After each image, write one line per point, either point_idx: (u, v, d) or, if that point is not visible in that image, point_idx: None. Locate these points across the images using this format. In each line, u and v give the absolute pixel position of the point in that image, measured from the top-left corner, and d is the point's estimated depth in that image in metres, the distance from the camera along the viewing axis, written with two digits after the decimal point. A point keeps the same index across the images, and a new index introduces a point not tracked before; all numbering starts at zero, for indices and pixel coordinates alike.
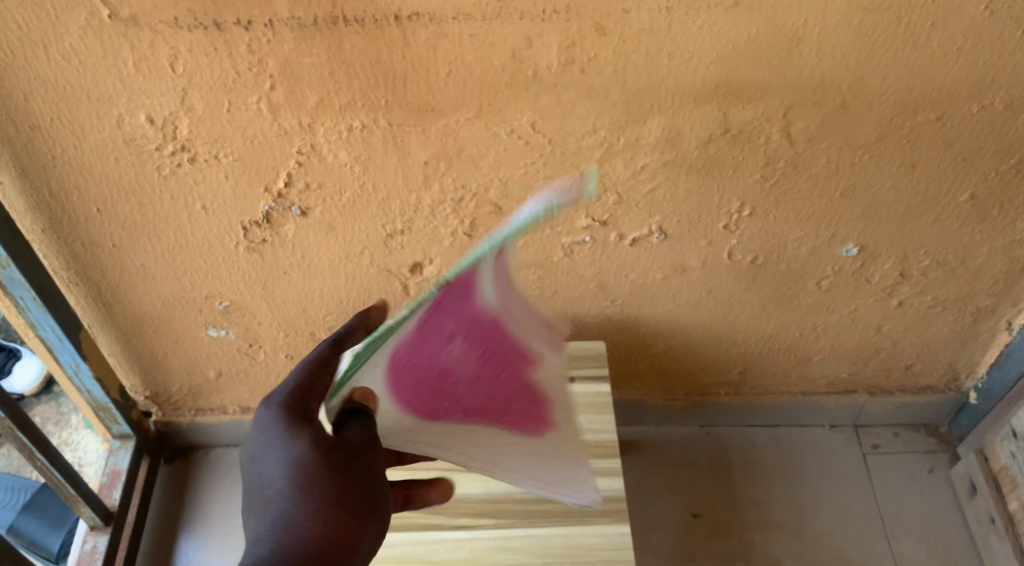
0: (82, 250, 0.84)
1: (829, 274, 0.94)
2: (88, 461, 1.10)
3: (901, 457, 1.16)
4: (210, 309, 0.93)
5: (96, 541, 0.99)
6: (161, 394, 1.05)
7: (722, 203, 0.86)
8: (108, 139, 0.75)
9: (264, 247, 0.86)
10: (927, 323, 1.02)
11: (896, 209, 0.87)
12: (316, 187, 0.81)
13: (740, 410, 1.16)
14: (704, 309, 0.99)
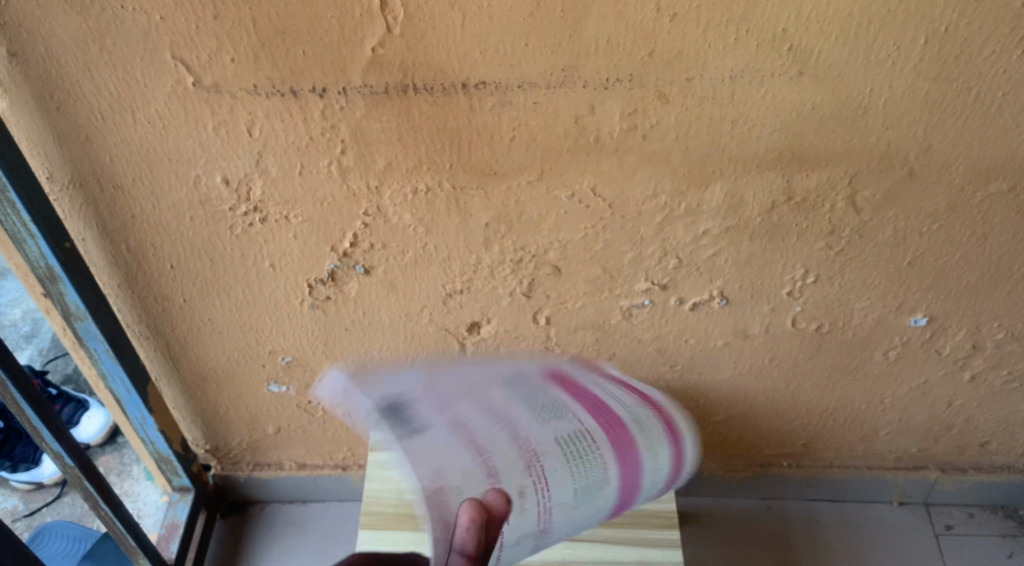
0: (154, 305, 0.87)
1: (897, 344, 0.91)
2: (147, 512, 1.11)
3: (977, 539, 1.10)
4: (272, 365, 0.94)
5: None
6: (221, 449, 1.06)
7: (785, 270, 0.84)
8: (186, 199, 0.78)
9: (328, 305, 0.88)
10: (1003, 399, 0.97)
11: (968, 280, 0.84)
12: (380, 247, 0.83)
13: (803, 483, 1.11)
14: (766, 378, 0.97)
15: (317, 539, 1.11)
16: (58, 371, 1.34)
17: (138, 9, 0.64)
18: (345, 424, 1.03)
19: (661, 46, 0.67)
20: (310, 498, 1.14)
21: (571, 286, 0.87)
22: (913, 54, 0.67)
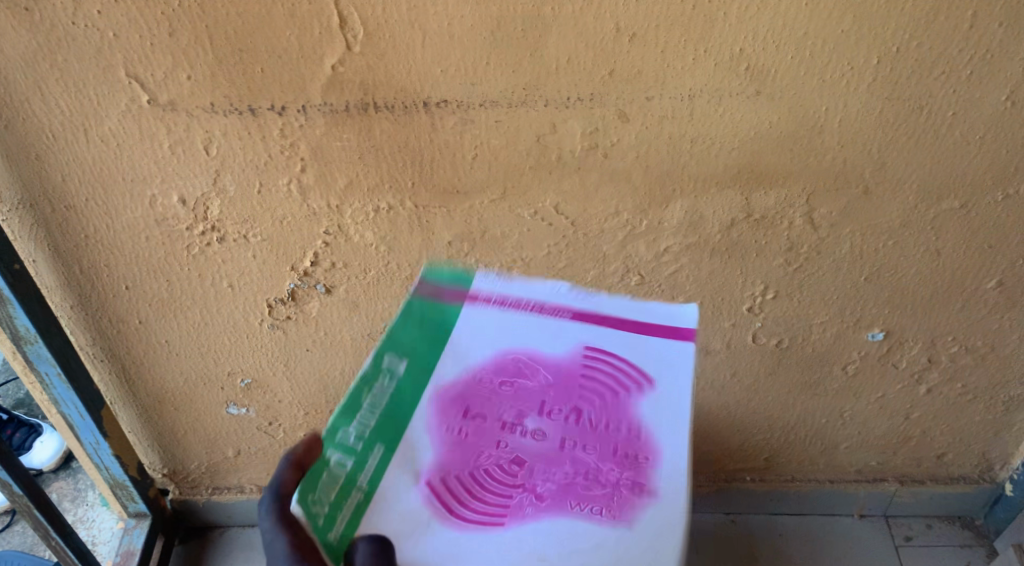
0: (108, 327, 0.85)
1: (855, 359, 0.93)
2: (102, 539, 1.08)
3: (936, 550, 1.11)
4: (231, 386, 0.93)
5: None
6: (178, 473, 1.04)
7: (745, 286, 0.85)
8: (141, 219, 0.76)
9: (288, 325, 0.87)
10: (958, 411, 0.99)
11: (922, 295, 0.86)
12: (342, 266, 0.82)
13: (766, 497, 1.12)
14: (730, 393, 0.97)
15: None
16: (9, 396, 1.30)
17: (91, 26, 0.63)
18: None
19: (621, 65, 0.67)
20: None
21: None
22: (866, 74, 0.68)
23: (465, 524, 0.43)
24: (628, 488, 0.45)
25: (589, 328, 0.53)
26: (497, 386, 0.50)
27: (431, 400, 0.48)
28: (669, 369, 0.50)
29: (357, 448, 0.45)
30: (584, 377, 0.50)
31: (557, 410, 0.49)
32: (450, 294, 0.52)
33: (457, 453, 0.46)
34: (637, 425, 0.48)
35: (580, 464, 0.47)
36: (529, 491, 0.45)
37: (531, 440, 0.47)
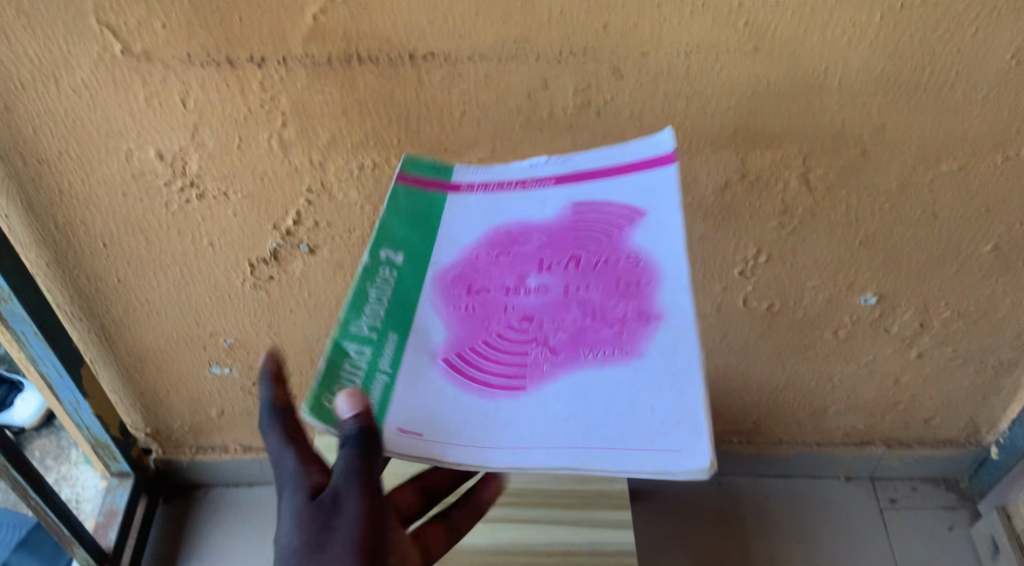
0: (86, 285, 0.83)
1: (847, 323, 0.92)
2: (86, 497, 1.07)
3: (920, 512, 1.12)
4: (214, 346, 0.91)
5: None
6: (162, 432, 1.03)
7: (738, 249, 0.84)
8: (117, 174, 0.74)
9: (270, 285, 0.85)
10: (948, 375, 0.99)
11: (917, 259, 0.85)
12: (325, 225, 0.80)
13: (753, 459, 1.12)
14: (719, 356, 0.97)
15: (263, 523, 1.07)
16: None
17: None
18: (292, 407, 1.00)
19: (616, 18, 0.65)
20: (256, 482, 1.10)
21: None
22: (870, 31, 0.65)
23: (482, 390, 0.46)
24: (634, 318, 0.49)
25: (574, 186, 0.57)
26: (496, 256, 0.54)
27: (434, 282, 0.53)
28: (655, 199, 0.54)
29: (379, 325, 0.49)
30: (578, 228, 0.55)
31: (556, 264, 0.53)
32: (429, 182, 0.58)
33: (458, 319, 0.51)
34: (635, 252, 0.52)
35: (585, 303, 0.51)
36: (543, 345, 0.49)
37: (534, 296, 0.52)
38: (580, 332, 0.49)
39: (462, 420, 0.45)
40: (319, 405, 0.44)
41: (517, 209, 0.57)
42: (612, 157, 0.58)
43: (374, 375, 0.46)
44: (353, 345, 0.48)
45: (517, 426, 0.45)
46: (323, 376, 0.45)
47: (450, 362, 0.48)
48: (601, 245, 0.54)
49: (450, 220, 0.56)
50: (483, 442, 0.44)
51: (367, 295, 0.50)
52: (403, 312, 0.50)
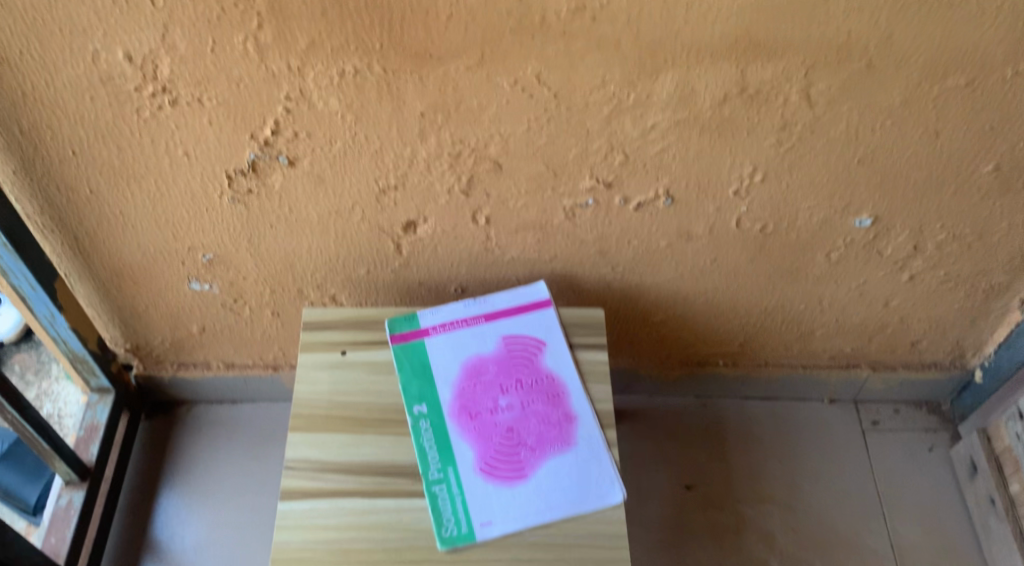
0: (58, 195, 0.80)
1: (840, 245, 0.91)
2: (68, 412, 1.07)
3: (901, 433, 1.13)
4: (193, 262, 0.89)
5: (71, 496, 0.94)
6: (142, 349, 1.02)
7: (733, 167, 0.81)
8: (83, 77, 0.70)
9: (249, 198, 0.82)
10: (938, 298, 0.98)
11: (915, 180, 0.83)
12: (305, 136, 0.76)
13: (739, 382, 1.13)
14: (709, 278, 0.95)
15: (246, 440, 1.07)
16: None
17: None
18: (275, 325, 0.99)
19: None
20: (239, 399, 1.10)
21: (512, 183, 0.82)
22: None
23: (510, 484, 0.77)
24: (563, 420, 0.81)
25: (494, 324, 0.87)
26: (475, 386, 0.83)
27: (451, 424, 0.80)
28: (547, 322, 0.87)
29: (439, 466, 0.77)
30: (511, 355, 0.85)
31: (511, 388, 0.83)
32: (411, 334, 0.85)
33: (464, 422, 0.80)
34: (549, 372, 0.84)
35: (537, 415, 0.81)
36: (526, 448, 0.79)
37: (508, 413, 0.81)
38: (543, 435, 0.80)
39: (501, 510, 0.75)
40: (445, 534, 0.73)
41: (471, 347, 0.85)
42: (511, 298, 0.89)
43: (449, 498, 0.75)
44: (434, 485, 0.76)
45: (524, 496, 0.76)
46: (435, 515, 0.74)
47: (484, 469, 0.78)
48: (531, 370, 0.84)
49: (436, 363, 0.84)
50: (518, 516, 0.75)
51: (423, 445, 0.79)
52: (440, 442, 0.79)
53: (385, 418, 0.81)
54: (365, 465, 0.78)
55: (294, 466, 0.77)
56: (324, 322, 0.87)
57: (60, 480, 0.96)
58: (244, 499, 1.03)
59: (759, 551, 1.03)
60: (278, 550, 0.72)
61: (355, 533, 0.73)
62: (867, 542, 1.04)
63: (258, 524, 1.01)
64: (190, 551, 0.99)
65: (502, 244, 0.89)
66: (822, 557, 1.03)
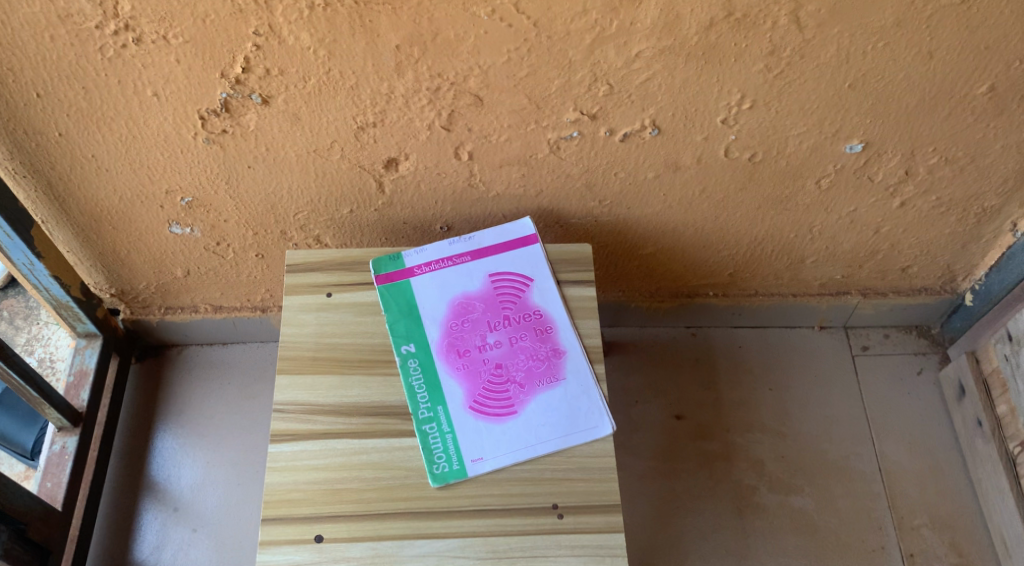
0: (27, 140, 0.79)
1: (830, 173, 0.89)
2: (60, 357, 1.09)
3: (890, 357, 1.14)
4: (172, 205, 0.88)
5: (65, 442, 0.96)
6: (128, 293, 1.02)
7: (720, 95, 0.79)
8: (40, 15, 0.67)
9: (225, 139, 0.80)
10: (929, 224, 0.97)
11: (908, 103, 0.80)
12: (277, 73, 0.74)
13: (728, 311, 1.13)
14: (697, 209, 0.94)
15: (238, 380, 1.09)
16: None
17: None
18: (260, 267, 0.99)
19: None
20: (229, 340, 1.11)
21: (494, 117, 0.80)
22: None
23: (501, 419, 0.78)
24: (551, 355, 0.82)
25: (480, 261, 0.86)
26: (462, 324, 0.83)
27: (440, 362, 0.81)
28: (534, 258, 0.87)
29: (428, 405, 0.78)
30: (498, 292, 0.85)
31: (499, 325, 0.83)
32: (395, 275, 0.85)
33: (453, 359, 0.81)
34: (537, 308, 0.84)
35: (526, 350, 0.82)
36: (515, 383, 0.80)
37: (496, 350, 0.82)
38: (532, 371, 0.81)
39: (491, 446, 0.76)
40: (436, 471, 0.75)
41: (458, 285, 0.85)
42: (497, 234, 0.88)
43: (440, 435, 0.77)
44: (424, 424, 0.77)
45: (514, 432, 0.77)
46: (425, 453, 0.76)
47: (473, 406, 0.79)
48: (519, 306, 0.84)
49: (422, 303, 0.84)
50: (508, 451, 0.76)
51: (411, 385, 0.79)
52: (430, 380, 0.80)
53: (373, 359, 0.81)
54: (355, 406, 0.79)
55: (284, 409, 0.78)
56: (307, 264, 0.86)
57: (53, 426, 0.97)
58: (238, 440, 1.05)
59: (749, 477, 1.05)
60: (270, 491, 0.74)
61: (346, 473, 0.75)
62: (855, 465, 1.06)
63: (253, 462, 1.03)
64: (188, 491, 1.01)
65: (486, 180, 0.88)
66: (811, 481, 1.05)
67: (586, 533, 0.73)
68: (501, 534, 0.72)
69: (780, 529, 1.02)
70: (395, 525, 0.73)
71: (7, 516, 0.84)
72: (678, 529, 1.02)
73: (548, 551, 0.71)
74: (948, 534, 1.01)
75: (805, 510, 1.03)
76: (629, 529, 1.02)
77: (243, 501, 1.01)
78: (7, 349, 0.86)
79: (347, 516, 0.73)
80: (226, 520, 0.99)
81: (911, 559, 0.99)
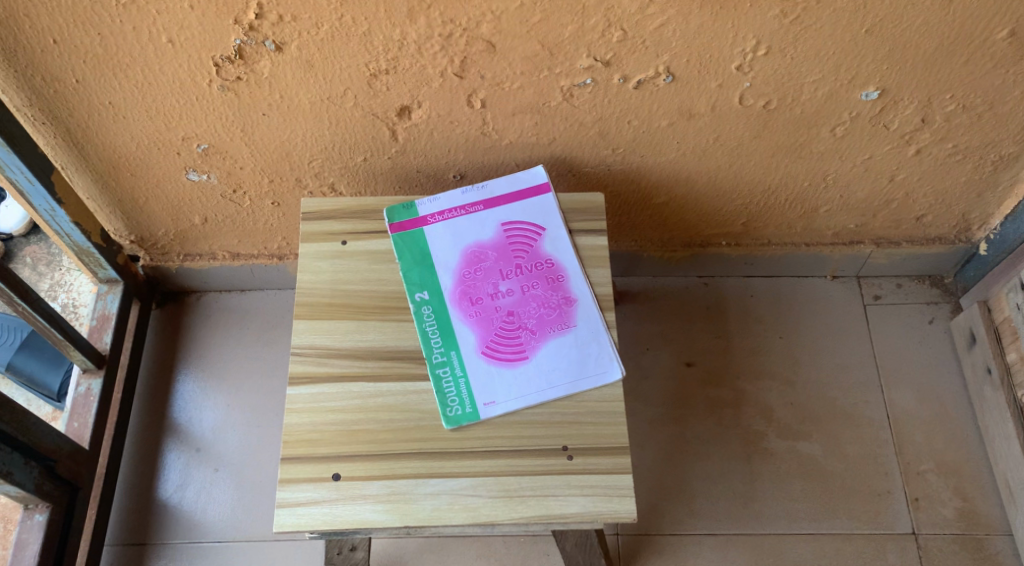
0: (45, 87, 0.80)
1: (845, 120, 0.88)
2: (82, 302, 1.12)
3: (902, 307, 1.14)
4: (188, 152, 0.89)
5: (89, 384, 0.99)
6: (147, 240, 1.04)
7: (735, 41, 0.78)
8: None
9: (239, 87, 0.81)
10: (944, 172, 0.97)
11: (926, 49, 0.79)
12: (290, 19, 0.74)
13: (740, 261, 1.13)
14: (710, 157, 0.94)
15: (256, 326, 1.11)
16: None
17: None
18: (276, 215, 1.00)
19: None
20: (247, 288, 1.13)
21: (507, 64, 0.80)
22: None
23: (513, 364, 0.80)
24: (563, 303, 0.83)
25: (493, 210, 0.87)
26: (475, 272, 0.84)
27: (453, 310, 0.82)
28: (546, 207, 0.87)
29: (441, 350, 0.80)
30: (510, 241, 0.86)
31: (511, 273, 0.84)
32: (409, 222, 0.86)
33: (466, 306, 0.82)
34: (549, 257, 0.85)
35: (538, 298, 0.83)
36: (527, 330, 0.81)
37: (508, 298, 0.83)
38: (543, 318, 0.82)
39: (503, 390, 0.78)
40: (450, 414, 0.77)
41: (470, 234, 0.86)
42: (510, 183, 0.88)
43: (453, 380, 0.79)
44: (438, 369, 0.79)
45: (526, 377, 0.79)
46: (439, 396, 0.78)
47: (486, 352, 0.80)
48: (531, 255, 0.85)
49: (436, 251, 0.85)
50: (519, 395, 0.78)
51: (425, 331, 0.81)
52: (443, 326, 0.81)
53: (388, 305, 0.83)
54: (370, 349, 0.81)
55: (301, 352, 0.80)
56: (322, 212, 0.88)
57: (78, 369, 1.00)
58: (257, 384, 1.08)
59: (757, 424, 1.07)
60: (289, 431, 0.76)
61: (363, 415, 0.77)
62: (863, 412, 1.08)
63: (271, 405, 1.06)
64: (209, 433, 1.05)
65: (499, 128, 0.88)
66: (818, 428, 1.07)
67: (594, 474, 0.75)
68: (512, 475, 0.74)
69: (787, 474, 1.04)
70: (410, 464, 0.75)
71: (37, 453, 0.87)
72: (686, 474, 1.04)
73: (557, 491, 0.74)
74: (953, 479, 1.03)
75: (812, 456, 1.05)
76: (638, 473, 1.04)
77: (263, 443, 1.04)
78: (32, 291, 0.89)
79: (364, 455, 0.75)
80: (247, 460, 1.03)
81: (915, 503, 1.02)
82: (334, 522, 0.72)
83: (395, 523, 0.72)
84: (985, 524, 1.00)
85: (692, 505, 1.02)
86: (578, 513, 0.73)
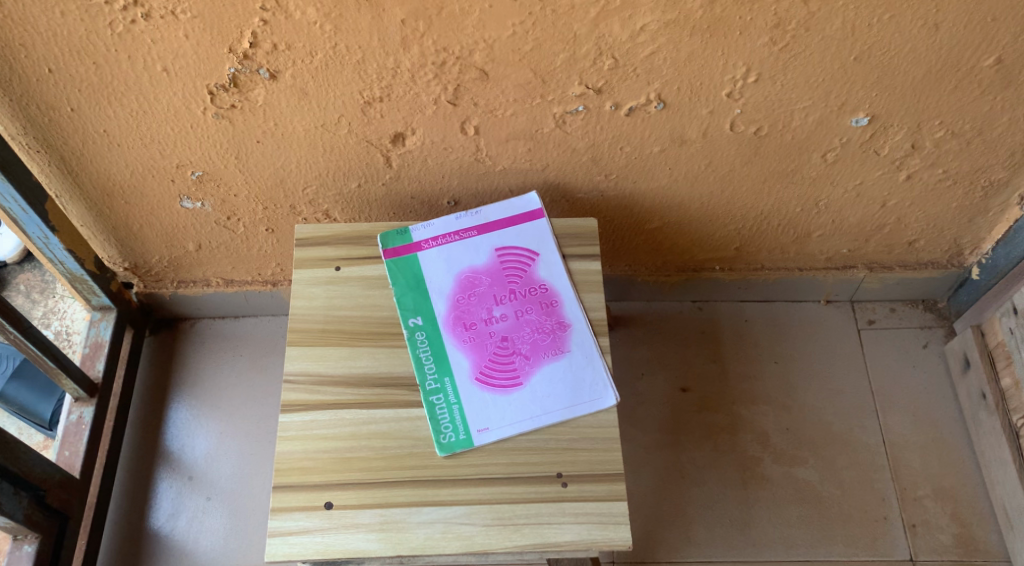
0: (40, 115, 0.80)
1: (836, 146, 0.89)
2: (76, 330, 1.12)
3: (896, 331, 1.15)
4: (182, 179, 0.89)
5: (81, 412, 0.99)
6: (141, 267, 1.04)
7: (726, 69, 0.79)
8: None
9: (233, 114, 0.81)
10: (935, 197, 0.97)
11: (914, 76, 0.80)
12: (284, 48, 0.75)
13: (734, 286, 1.13)
14: (703, 183, 0.95)
15: (250, 353, 1.11)
16: None
17: None
18: (270, 241, 1.00)
19: None
20: (241, 314, 1.13)
21: (499, 92, 0.80)
22: None
23: (507, 390, 0.79)
24: (557, 328, 0.83)
25: (487, 235, 0.87)
26: (469, 297, 0.84)
27: (447, 335, 0.82)
28: (540, 233, 0.88)
29: (434, 377, 0.80)
30: (504, 266, 0.86)
31: (505, 299, 0.84)
32: (403, 248, 0.86)
33: (459, 331, 0.82)
34: (543, 282, 0.85)
35: (532, 323, 0.83)
36: (521, 355, 0.81)
37: (502, 323, 0.83)
38: (537, 343, 0.82)
39: (497, 416, 0.78)
40: (443, 440, 0.76)
41: (464, 259, 0.86)
42: (504, 209, 0.89)
43: (447, 407, 0.78)
44: (431, 396, 0.79)
45: (520, 403, 0.79)
46: (433, 423, 0.77)
47: (480, 378, 0.80)
48: (525, 280, 0.85)
49: (430, 277, 0.85)
50: (513, 421, 0.77)
51: (419, 357, 0.81)
52: (437, 352, 0.81)
53: (381, 331, 0.83)
54: (364, 377, 0.80)
55: (294, 379, 0.80)
56: (316, 238, 0.88)
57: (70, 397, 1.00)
58: (250, 412, 1.07)
59: (753, 450, 1.07)
60: (281, 459, 0.76)
61: (356, 442, 0.77)
62: (858, 437, 1.07)
63: (264, 434, 1.05)
64: (201, 461, 1.04)
65: (492, 154, 0.88)
66: (815, 453, 1.06)
67: (589, 501, 0.74)
68: (506, 503, 0.74)
69: (784, 499, 1.03)
70: (403, 492, 0.74)
71: (28, 483, 0.86)
72: (682, 500, 1.03)
73: (552, 519, 0.73)
74: (951, 504, 1.02)
75: (809, 482, 1.04)
76: (635, 499, 1.03)
77: (255, 471, 1.03)
78: (25, 319, 0.88)
79: (356, 484, 0.75)
80: (239, 489, 1.02)
81: (913, 529, 1.01)
82: (326, 552, 0.71)
83: (388, 553, 0.71)
84: (983, 550, 0.99)
85: (688, 532, 1.01)
86: (572, 541, 0.72)
